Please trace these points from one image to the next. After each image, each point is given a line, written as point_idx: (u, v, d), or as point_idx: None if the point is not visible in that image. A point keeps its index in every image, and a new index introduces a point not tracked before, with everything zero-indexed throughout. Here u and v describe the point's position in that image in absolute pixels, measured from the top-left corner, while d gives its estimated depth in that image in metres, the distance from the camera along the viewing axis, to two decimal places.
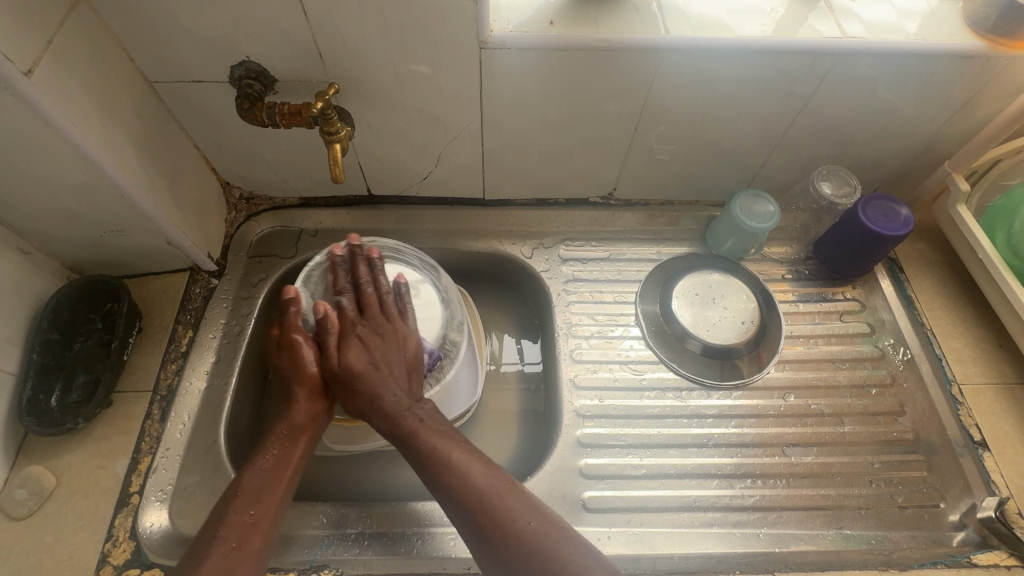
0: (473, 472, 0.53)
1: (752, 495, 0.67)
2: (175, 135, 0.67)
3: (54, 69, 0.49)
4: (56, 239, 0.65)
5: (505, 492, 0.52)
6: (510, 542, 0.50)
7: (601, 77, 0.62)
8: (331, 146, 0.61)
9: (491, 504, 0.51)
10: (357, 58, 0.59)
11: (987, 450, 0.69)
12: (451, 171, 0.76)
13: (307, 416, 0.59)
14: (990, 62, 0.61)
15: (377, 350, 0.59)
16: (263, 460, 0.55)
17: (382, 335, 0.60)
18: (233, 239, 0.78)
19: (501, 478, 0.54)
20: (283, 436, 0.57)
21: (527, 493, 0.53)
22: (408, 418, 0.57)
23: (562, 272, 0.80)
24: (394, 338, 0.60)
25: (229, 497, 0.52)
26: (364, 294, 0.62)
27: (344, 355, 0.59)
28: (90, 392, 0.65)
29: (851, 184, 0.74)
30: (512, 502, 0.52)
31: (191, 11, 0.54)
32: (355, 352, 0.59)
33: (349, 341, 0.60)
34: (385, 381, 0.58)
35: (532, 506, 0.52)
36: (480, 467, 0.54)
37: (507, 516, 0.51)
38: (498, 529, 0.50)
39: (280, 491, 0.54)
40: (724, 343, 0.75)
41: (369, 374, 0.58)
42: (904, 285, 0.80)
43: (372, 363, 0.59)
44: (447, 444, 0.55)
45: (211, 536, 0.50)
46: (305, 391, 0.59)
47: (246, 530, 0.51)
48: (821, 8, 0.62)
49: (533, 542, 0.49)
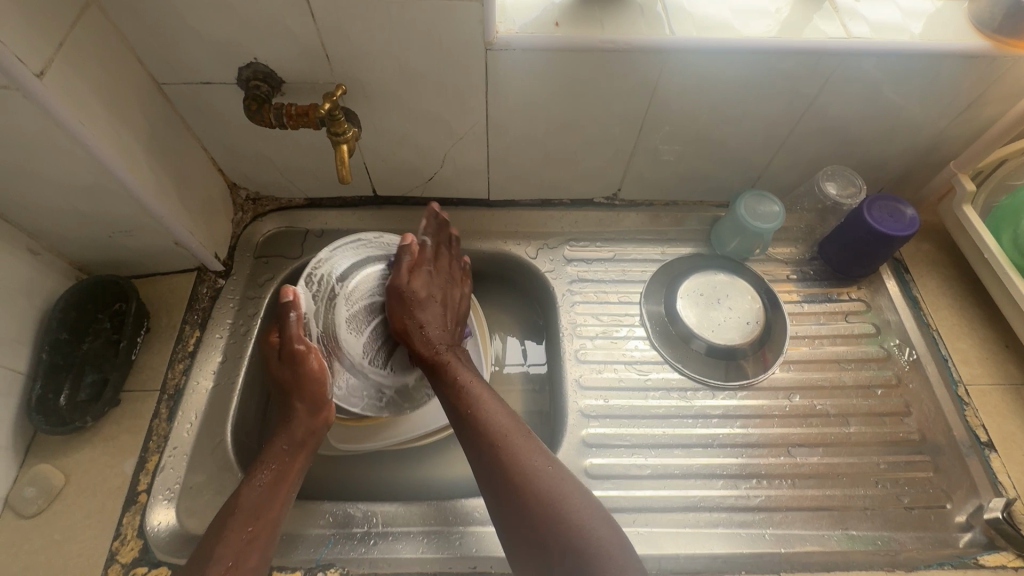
0: (497, 416, 0.58)
1: (758, 495, 0.67)
2: (183, 136, 0.67)
3: (64, 70, 0.50)
4: (65, 239, 0.65)
5: (524, 437, 0.56)
6: (521, 475, 0.53)
7: (606, 78, 0.62)
8: (337, 146, 0.61)
9: (511, 441, 0.55)
10: (364, 59, 0.59)
11: (994, 450, 0.69)
12: (456, 172, 0.76)
13: (306, 430, 0.59)
14: (996, 62, 0.61)
15: (440, 293, 0.66)
16: (261, 476, 0.56)
17: (446, 284, 0.67)
18: (240, 239, 0.79)
19: (523, 428, 0.58)
20: (281, 450, 0.58)
21: (541, 445, 0.57)
22: (446, 353, 0.63)
23: (567, 272, 0.80)
24: (453, 292, 0.67)
25: (227, 513, 0.53)
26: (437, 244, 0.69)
27: (414, 279, 0.65)
28: (98, 391, 0.66)
29: (857, 183, 0.75)
30: (529, 446, 0.55)
31: (199, 14, 0.55)
32: (423, 282, 0.65)
33: (422, 271, 0.66)
34: (437, 319, 0.65)
35: (546, 455, 0.56)
36: (504, 412, 0.58)
37: (525, 456, 0.54)
38: (512, 462, 0.54)
39: (278, 506, 0.55)
40: (730, 343, 0.75)
41: (429, 307, 0.64)
42: (910, 285, 0.80)
43: (434, 298, 0.65)
44: (479, 384, 0.60)
45: (208, 555, 0.50)
46: (305, 406, 0.59)
47: (243, 549, 0.51)
48: (826, 8, 0.62)
49: (541, 480, 0.53)
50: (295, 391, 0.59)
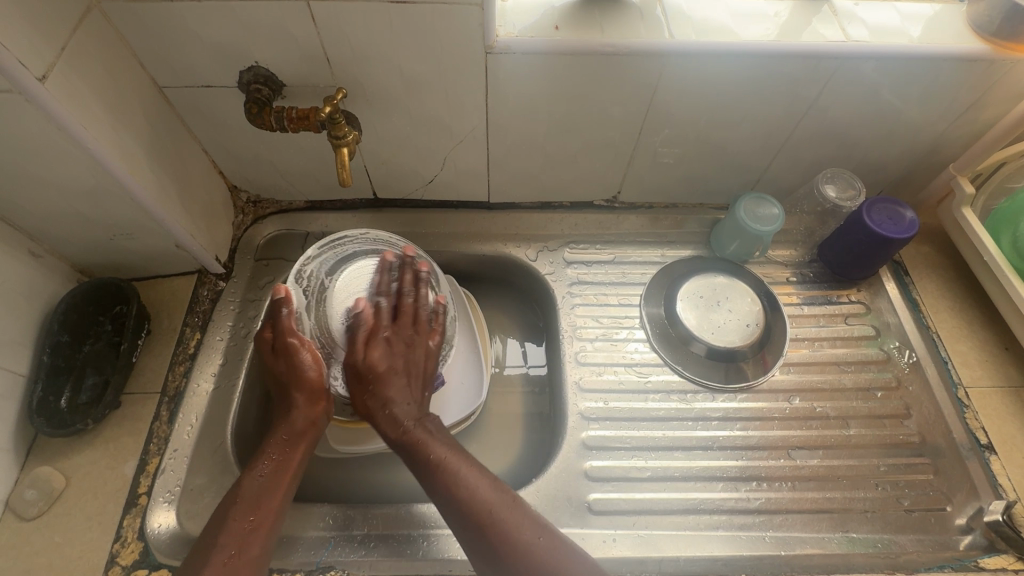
0: (479, 487, 0.54)
1: (758, 498, 0.67)
2: (184, 140, 0.67)
3: (67, 74, 0.50)
4: (66, 242, 0.65)
5: (511, 509, 0.53)
6: (515, 558, 0.50)
7: (606, 82, 0.62)
8: (338, 150, 0.62)
9: (498, 517, 0.52)
10: (364, 63, 0.60)
11: (994, 453, 0.69)
12: (456, 175, 0.76)
13: (307, 420, 0.59)
14: (995, 65, 0.61)
15: (401, 360, 0.61)
16: (263, 465, 0.56)
17: (410, 348, 0.62)
18: (241, 242, 0.79)
19: (509, 495, 0.54)
20: (282, 440, 0.58)
21: (532, 510, 0.54)
22: (416, 429, 0.58)
23: (567, 275, 0.80)
24: (418, 353, 0.62)
25: (229, 503, 0.53)
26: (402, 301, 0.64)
27: (370, 354, 0.60)
28: (99, 393, 0.66)
29: (855, 187, 0.74)
30: (519, 519, 0.52)
31: (201, 18, 0.55)
32: (380, 353, 0.60)
33: (377, 341, 0.61)
34: (401, 389, 0.60)
35: (538, 523, 0.52)
36: (487, 482, 0.55)
37: (516, 533, 0.51)
38: (503, 545, 0.51)
39: (280, 496, 0.55)
40: (730, 345, 0.75)
41: (390, 379, 0.59)
42: (910, 287, 0.80)
43: (395, 369, 0.60)
44: (456, 456, 0.56)
45: (211, 543, 0.50)
46: (305, 395, 0.60)
47: (246, 536, 0.51)
48: (825, 12, 0.63)
49: (537, 560, 0.50)
50: (293, 383, 0.60)
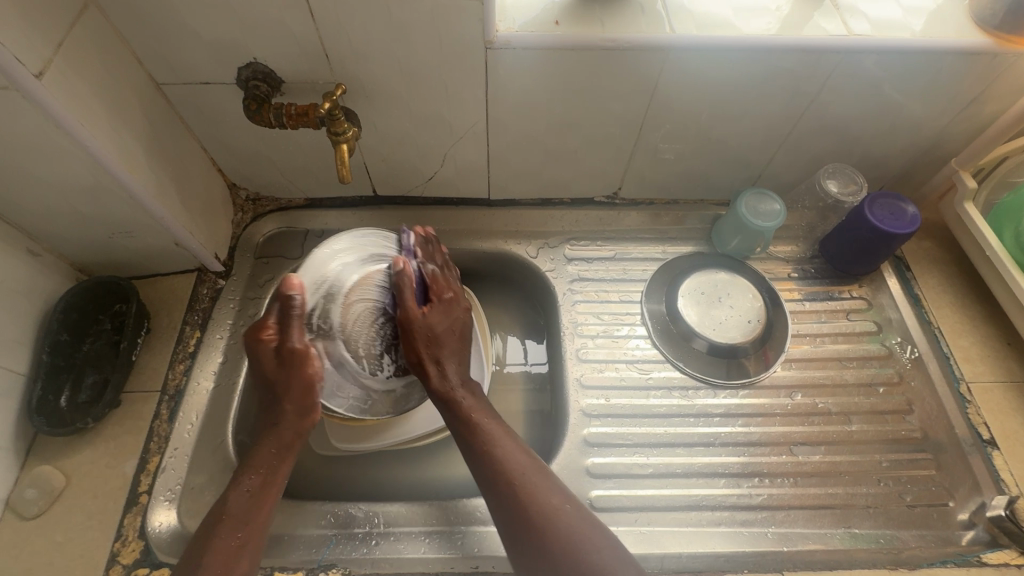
0: (513, 451, 0.55)
1: (760, 494, 0.66)
2: (183, 137, 0.67)
3: (64, 71, 0.50)
4: (65, 240, 0.65)
5: (540, 474, 0.55)
6: (539, 515, 0.52)
7: (606, 76, 0.62)
8: (338, 146, 0.61)
9: (528, 480, 0.54)
10: (363, 58, 0.59)
11: (996, 448, 0.68)
12: (456, 171, 0.76)
13: (294, 432, 0.57)
14: (997, 59, 0.61)
15: (457, 322, 0.61)
16: (248, 481, 0.55)
17: (460, 308, 0.62)
18: (240, 239, 0.79)
19: (535, 461, 0.56)
20: (268, 455, 0.56)
21: (558, 481, 0.56)
22: (463, 391, 0.59)
23: (567, 271, 0.80)
24: (465, 316, 0.63)
25: (215, 519, 0.53)
26: (446, 272, 0.65)
27: (428, 312, 0.60)
28: (98, 392, 0.66)
29: (857, 181, 0.75)
30: (547, 485, 0.54)
31: (199, 14, 0.54)
32: (438, 316, 0.60)
33: (437, 304, 0.61)
34: (454, 354, 0.60)
35: (563, 493, 0.54)
36: (517, 448, 0.56)
37: (546, 500, 0.53)
38: (532, 508, 0.52)
39: (264, 509, 0.54)
40: (731, 342, 0.74)
41: (449, 344, 0.60)
42: (911, 283, 0.80)
43: (452, 331, 0.61)
44: (492, 422, 0.58)
45: (195, 563, 0.50)
46: (294, 406, 0.57)
47: (232, 556, 0.52)
48: (826, 5, 0.62)
49: (562, 522, 0.51)
50: (286, 395, 0.57)
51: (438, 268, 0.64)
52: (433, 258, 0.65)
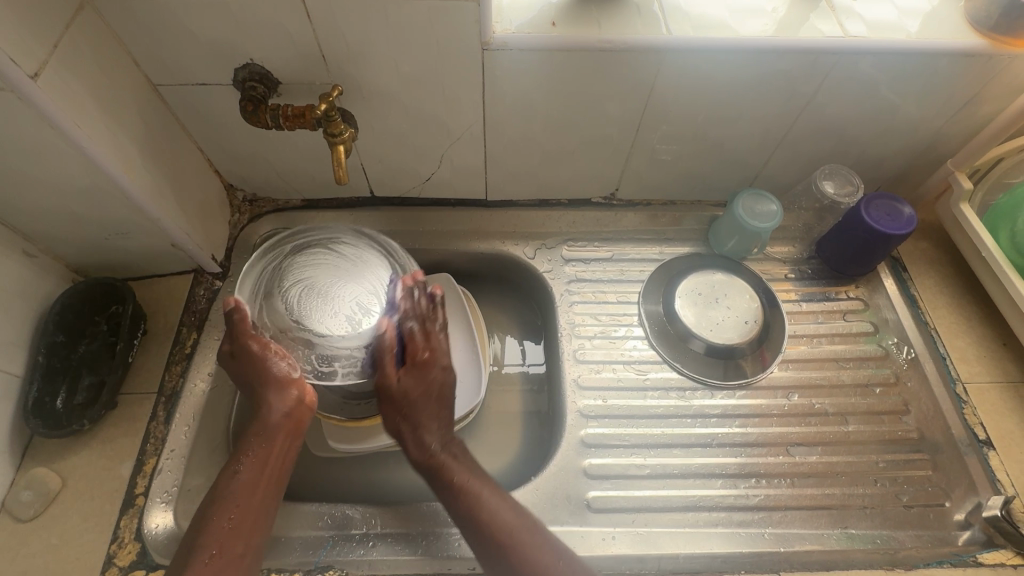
0: (500, 512, 0.55)
1: (757, 495, 0.66)
2: (179, 139, 0.67)
3: (60, 73, 0.50)
4: (61, 241, 0.65)
5: (531, 534, 0.54)
6: None
7: (602, 77, 0.62)
8: (334, 147, 0.61)
9: (516, 541, 0.53)
10: (360, 59, 0.59)
11: (992, 448, 0.69)
12: (453, 172, 0.76)
13: (282, 413, 0.58)
14: (992, 60, 0.61)
15: (434, 384, 0.59)
16: (240, 464, 0.55)
17: (437, 368, 0.59)
18: (238, 241, 0.79)
19: (526, 518, 0.55)
20: (257, 437, 0.57)
21: (551, 535, 0.55)
22: (443, 455, 0.58)
23: (565, 272, 0.80)
24: (445, 374, 0.60)
25: (208, 503, 0.53)
26: (428, 323, 0.61)
27: (403, 379, 0.58)
28: (94, 394, 0.65)
29: (853, 182, 0.74)
30: (538, 545, 0.53)
31: (196, 16, 0.54)
32: (413, 382, 0.58)
33: (412, 368, 0.59)
34: (433, 418, 0.58)
35: (555, 548, 0.53)
36: (505, 507, 0.55)
37: (534, 560, 0.52)
38: (521, 568, 0.52)
39: (259, 490, 0.54)
40: (728, 343, 0.75)
41: (424, 409, 0.58)
42: (908, 284, 0.80)
43: (429, 394, 0.59)
44: (476, 483, 0.56)
45: (191, 546, 0.50)
46: (273, 390, 0.58)
47: (226, 536, 0.51)
48: (822, 7, 0.62)
49: None
50: (261, 382, 0.59)
51: (420, 322, 0.61)
52: (416, 311, 0.61)
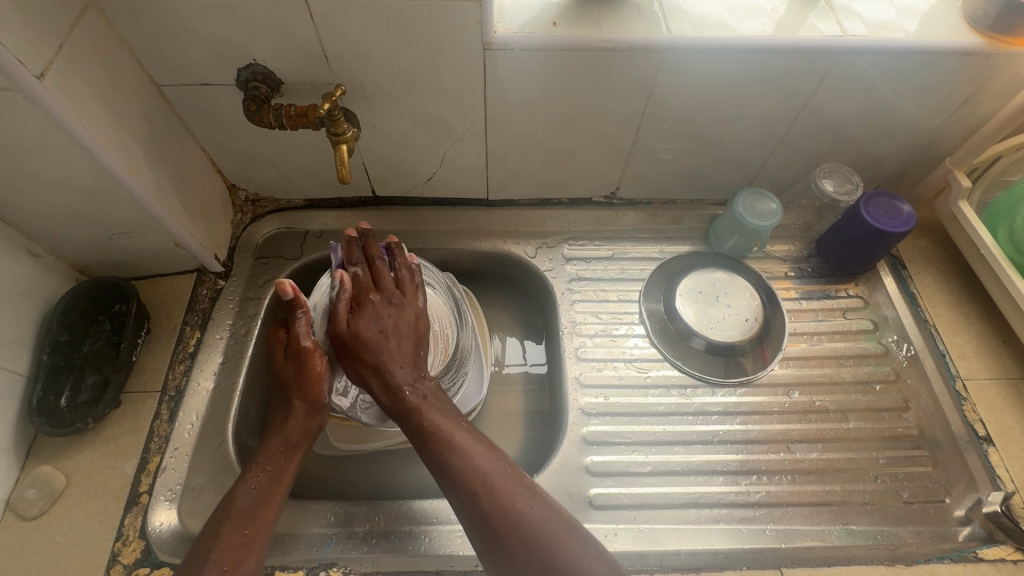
0: (477, 455, 0.54)
1: (758, 492, 0.67)
2: (183, 139, 0.68)
3: (65, 73, 0.50)
4: (65, 241, 0.65)
5: (511, 479, 0.53)
6: (507, 519, 0.51)
7: (604, 77, 0.62)
8: (337, 146, 0.62)
9: (495, 485, 0.52)
10: (362, 60, 0.60)
11: (992, 444, 0.69)
12: (455, 172, 0.76)
13: (301, 430, 0.59)
14: (990, 58, 0.61)
15: (384, 322, 0.59)
16: (256, 477, 0.55)
17: (384, 307, 0.60)
18: (240, 240, 0.79)
19: (505, 463, 0.55)
20: (276, 451, 0.57)
21: (533, 484, 0.55)
22: (412, 397, 0.57)
23: (566, 271, 0.80)
24: (396, 313, 0.60)
25: (223, 515, 0.53)
26: (380, 270, 0.63)
27: (352, 322, 0.59)
28: (98, 392, 0.66)
29: (852, 180, 0.75)
30: (519, 490, 0.53)
31: (200, 17, 0.55)
32: (364, 324, 0.59)
33: (361, 311, 0.60)
34: (391, 353, 0.58)
35: (534, 494, 0.53)
36: (483, 453, 0.55)
37: (513, 504, 0.52)
38: (501, 509, 0.51)
39: (273, 507, 0.54)
40: (728, 341, 0.75)
41: (380, 348, 0.58)
42: (908, 282, 0.81)
43: (382, 335, 0.59)
44: (452, 426, 0.56)
45: (202, 560, 0.50)
46: (304, 405, 0.59)
47: (238, 552, 0.51)
48: (821, 6, 0.63)
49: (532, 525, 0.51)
50: (295, 391, 0.59)
51: (366, 269, 0.63)
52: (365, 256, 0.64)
